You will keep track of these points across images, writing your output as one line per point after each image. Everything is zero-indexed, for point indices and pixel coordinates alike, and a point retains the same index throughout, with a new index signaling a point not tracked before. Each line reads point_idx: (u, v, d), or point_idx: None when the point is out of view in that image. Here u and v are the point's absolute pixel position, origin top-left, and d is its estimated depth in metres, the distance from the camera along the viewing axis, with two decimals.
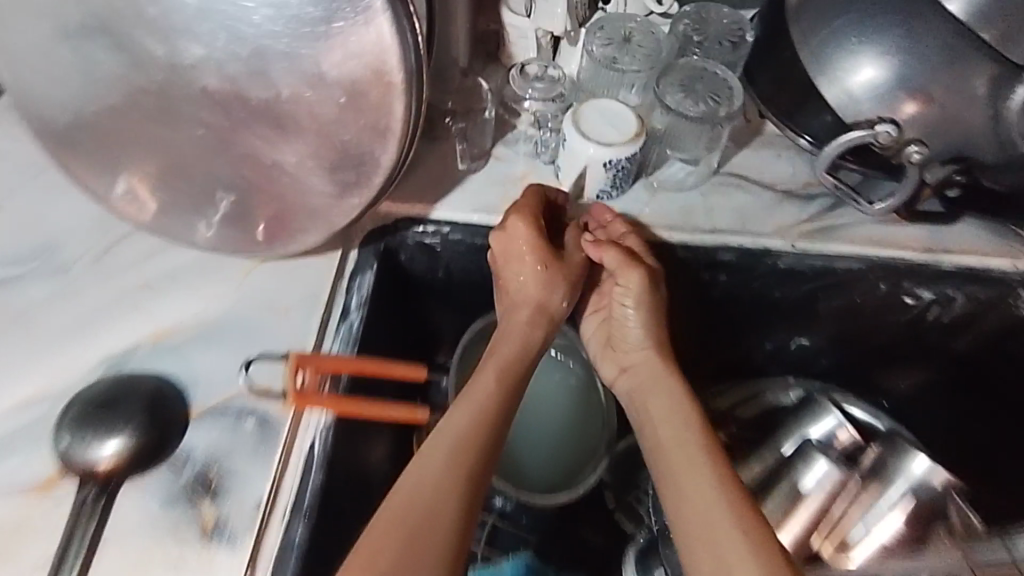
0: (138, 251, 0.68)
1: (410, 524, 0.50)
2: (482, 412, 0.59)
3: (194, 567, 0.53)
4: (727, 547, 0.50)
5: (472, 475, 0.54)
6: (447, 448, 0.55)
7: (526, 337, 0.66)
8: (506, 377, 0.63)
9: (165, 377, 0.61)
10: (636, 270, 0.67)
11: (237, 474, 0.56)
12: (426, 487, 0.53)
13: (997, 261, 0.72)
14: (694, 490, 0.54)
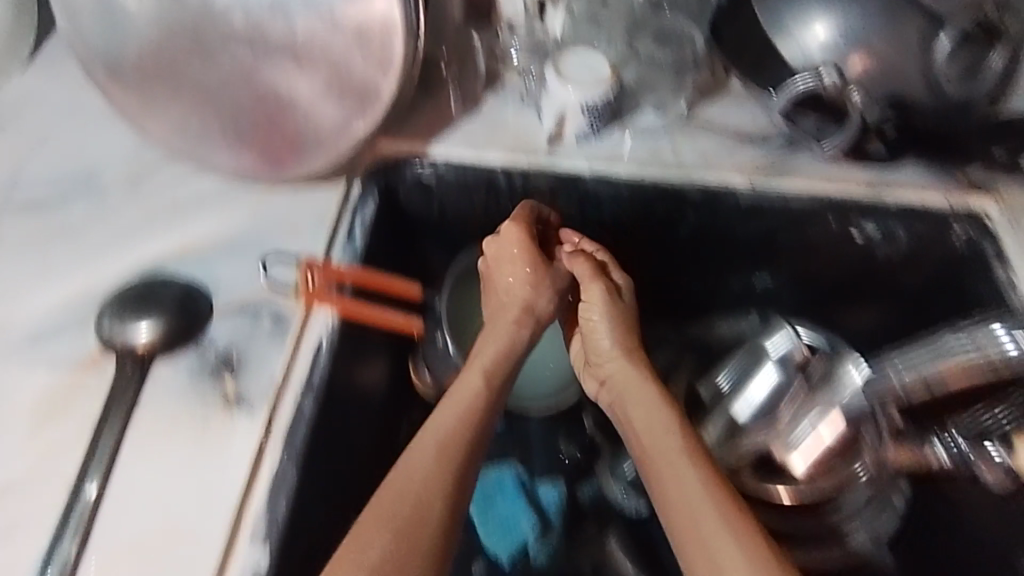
0: (168, 177, 0.77)
1: (402, 514, 0.55)
2: (468, 411, 0.65)
3: (218, 430, 0.61)
4: (704, 528, 0.54)
5: (458, 474, 0.60)
6: (434, 447, 0.61)
7: (508, 345, 0.73)
8: (489, 379, 0.69)
9: (191, 278, 0.69)
10: (602, 285, 0.76)
11: (255, 357, 0.65)
12: (415, 481, 0.58)
13: (934, 197, 0.79)
14: (679, 491, 0.57)
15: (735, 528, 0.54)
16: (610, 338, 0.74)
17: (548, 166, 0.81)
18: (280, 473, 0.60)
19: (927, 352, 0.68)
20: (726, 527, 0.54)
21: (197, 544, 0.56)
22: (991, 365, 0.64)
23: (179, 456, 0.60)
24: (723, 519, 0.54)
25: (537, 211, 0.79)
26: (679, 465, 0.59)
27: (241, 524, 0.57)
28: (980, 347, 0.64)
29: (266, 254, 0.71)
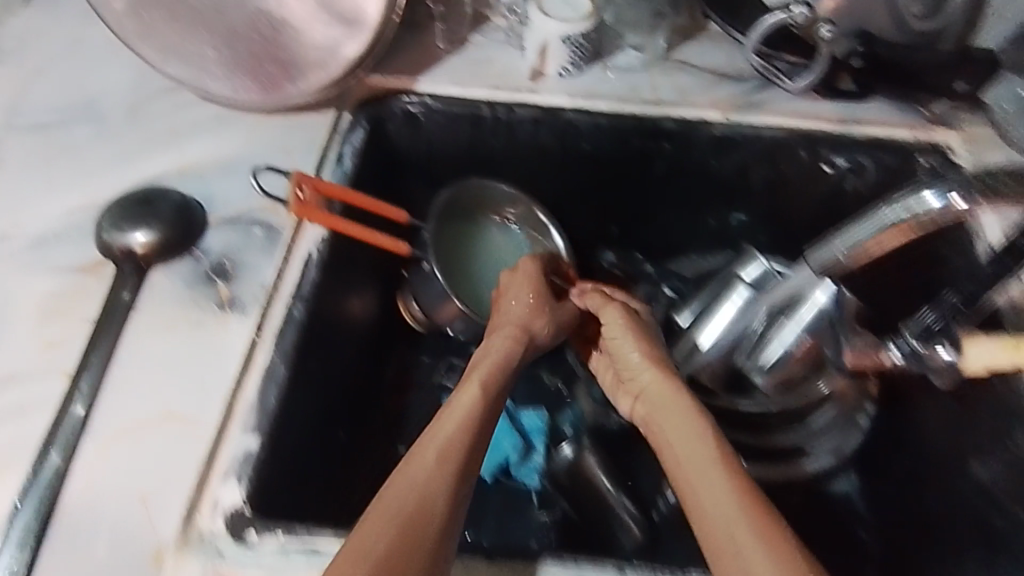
0: (164, 105, 0.80)
1: (403, 511, 0.52)
2: (470, 414, 0.62)
3: (213, 329, 0.65)
4: (734, 529, 0.51)
5: (458, 475, 0.57)
6: (434, 450, 0.57)
7: (507, 354, 0.71)
8: (489, 389, 0.66)
9: (188, 194, 0.73)
10: (615, 305, 0.77)
11: (248, 264, 0.69)
12: (417, 478, 0.55)
13: (900, 131, 0.82)
14: (710, 494, 0.54)
15: (767, 527, 0.51)
16: (625, 349, 0.73)
17: (529, 101, 0.84)
18: (271, 366, 0.63)
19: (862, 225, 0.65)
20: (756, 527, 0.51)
21: (191, 425, 0.60)
22: (922, 224, 0.61)
23: (175, 350, 0.64)
24: (753, 516, 0.52)
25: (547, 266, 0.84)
26: (703, 467, 0.56)
27: (233, 409, 0.61)
28: (908, 206, 0.60)
29: (259, 168, 0.74)
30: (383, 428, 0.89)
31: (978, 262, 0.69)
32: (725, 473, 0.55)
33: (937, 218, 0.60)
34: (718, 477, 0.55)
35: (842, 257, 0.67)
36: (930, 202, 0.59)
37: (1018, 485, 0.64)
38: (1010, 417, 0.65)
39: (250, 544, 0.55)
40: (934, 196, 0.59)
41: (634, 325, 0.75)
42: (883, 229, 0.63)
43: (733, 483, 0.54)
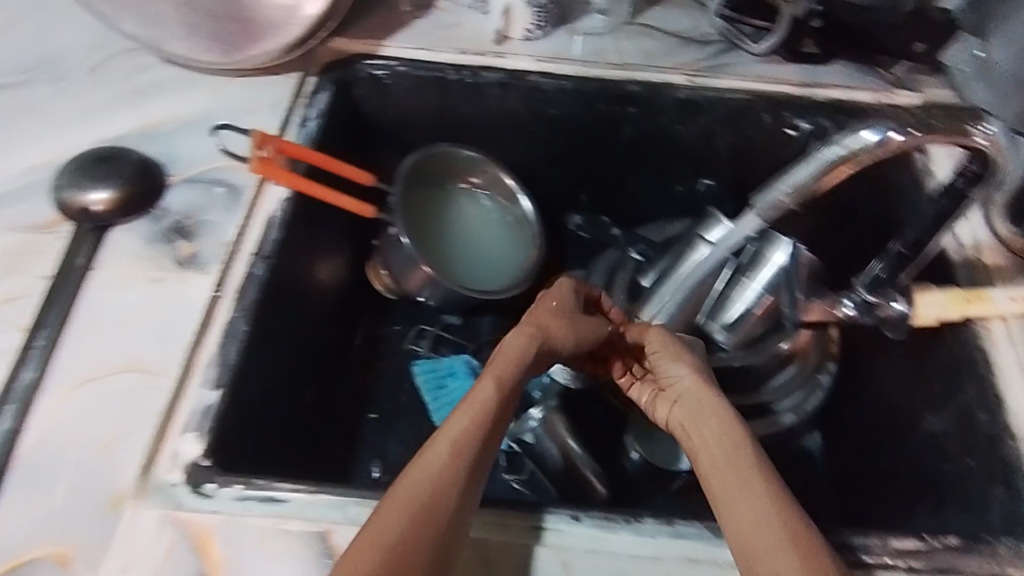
0: (126, 65, 0.79)
1: (415, 505, 0.50)
2: (485, 409, 0.58)
3: (174, 285, 0.65)
4: (773, 545, 0.49)
5: (472, 471, 0.54)
6: (447, 443, 0.54)
7: (524, 357, 0.65)
8: (504, 386, 0.61)
9: (149, 153, 0.72)
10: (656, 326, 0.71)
11: (210, 221, 0.69)
12: (431, 473, 0.52)
13: (860, 94, 0.82)
14: (748, 506, 0.51)
15: (804, 546, 0.48)
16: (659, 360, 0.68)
17: (496, 64, 0.84)
18: (232, 322, 0.64)
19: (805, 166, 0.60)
20: (791, 544, 0.49)
21: (152, 378, 0.60)
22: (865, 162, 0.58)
23: (136, 306, 0.64)
24: (792, 531, 0.49)
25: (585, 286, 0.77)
26: (743, 476, 0.54)
27: (193, 362, 0.61)
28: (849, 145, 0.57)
29: (220, 126, 0.74)
30: (352, 392, 0.89)
31: (926, 194, 0.74)
32: (765, 485, 0.53)
33: (871, 157, 0.58)
34: (759, 489, 0.52)
35: (789, 199, 0.61)
36: (870, 138, 0.57)
37: (965, 433, 0.65)
38: (960, 369, 0.67)
39: (208, 492, 0.56)
40: (872, 131, 0.57)
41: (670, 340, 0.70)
42: (825, 168, 0.59)
43: (774, 496, 0.52)
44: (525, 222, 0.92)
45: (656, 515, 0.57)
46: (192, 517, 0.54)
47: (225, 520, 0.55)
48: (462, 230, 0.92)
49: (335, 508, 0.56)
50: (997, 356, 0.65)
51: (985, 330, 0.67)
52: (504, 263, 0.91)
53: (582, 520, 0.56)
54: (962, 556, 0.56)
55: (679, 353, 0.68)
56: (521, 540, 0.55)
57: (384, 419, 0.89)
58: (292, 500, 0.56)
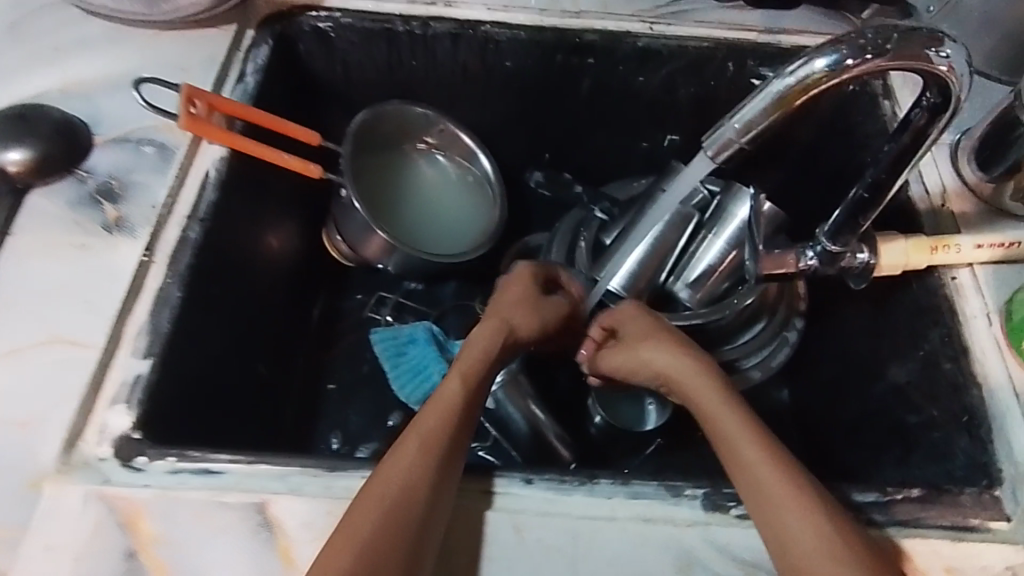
0: (48, 21, 0.74)
1: (389, 502, 0.47)
2: (452, 406, 0.54)
3: (99, 251, 0.61)
4: (775, 503, 0.49)
5: (444, 463, 0.50)
6: (416, 437, 0.51)
7: (489, 354, 0.61)
8: (473, 378, 0.57)
9: (73, 114, 0.68)
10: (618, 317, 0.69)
11: (137, 184, 0.65)
12: (402, 470, 0.49)
13: (827, 40, 0.79)
14: (758, 482, 0.51)
15: (805, 503, 0.49)
16: (634, 337, 0.66)
17: (446, 14, 0.80)
18: (164, 289, 0.60)
19: (753, 98, 0.52)
20: (792, 502, 0.49)
21: (76, 348, 0.57)
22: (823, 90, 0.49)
23: (59, 273, 0.60)
24: (793, 488, 0.50)
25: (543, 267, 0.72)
26: (738, 441, 0.53)
27: (122, 331, 0.58)
28: (795, 73, 0.49)
29: (142, 80, 0.70)
30: (308, 364, 0.85)
31: (886, 122, 0.73)
32: (761, 446, 0.52)
33: (829, 86, 0.49)
34: (755, 452, 0.52)
35: (739, 138, 0.53)
36: (820, 65, 0.48)
37: (931, 383, 0.63)
38: (925, 317, 0.65)
39: (138, 466, 0.53)
40: (822, 56, 0.48)
41: (638, 318, 0.67)
42: (777, 100, 0.50)
43: (771, 456, 0.52)
44: (485, 182, 0.89)
45: (612, 477, 0.55)
46: (121, 493, 0.51)
47: (156, 494, 0.51)
48: (420, 194, 0.88)
49: (275, 478, 0.53)
50: (963, 305, 0.63)
51: (951, 279, 0.64)
52: (466, 225, 0.88)
53: (535, 484, 0.54)
54: (926, 508, 0.54)
55: (651, 326, 0.66)
56: (471, 505, 0.53)
57: (344, 390, 0.85)
58: (229, 472, 0.53)
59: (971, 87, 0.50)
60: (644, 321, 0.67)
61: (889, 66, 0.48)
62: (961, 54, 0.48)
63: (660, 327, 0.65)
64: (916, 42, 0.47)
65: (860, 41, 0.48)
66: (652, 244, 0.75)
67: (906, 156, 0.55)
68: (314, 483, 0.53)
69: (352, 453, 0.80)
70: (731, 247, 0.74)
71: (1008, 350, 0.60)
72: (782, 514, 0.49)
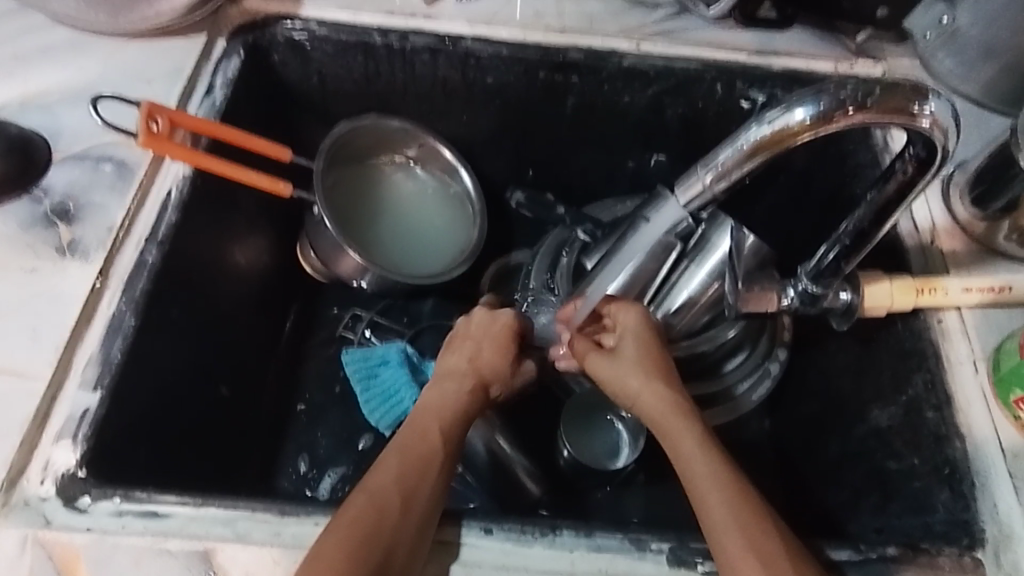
0: (12, 27, 0.71)
1: (360, 548, 0.47)
2: (433, 454, 0.54)
3: (51, 276, 0.59)
4: (724, 541, 0.49)
5: (417, 512, 0.50)
6: (392, 481, 0.51)
7: (471, 402, 0.61)
8: (452, 430, 0.58)
9: (32, 128, 0.66)
10: (630, 319, 0.64)
11: (95, 203, 0.62)
12: (382, 523, 0.48)
13: (820, 64, 0.76)
14: (727, 529, 0.49)
15: (773, 554, 0.48)
16: (632, 352, 0.62)
17: (426, 27, 0.77)
18: (116, 316, 0.58)
19: (724, 145, 0.50)
20: (753, 539, 0.48)
21: (20, 379, 0.54)
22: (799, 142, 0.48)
23: (9, 297, 0.58)
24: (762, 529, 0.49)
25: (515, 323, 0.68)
26: (701, 477, 0.52)
27: (71, 360, 0.56)
28: (773, 122, 0.47)
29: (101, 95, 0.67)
30: (280, 380, 0.82)
31: (880, 164, 0.70)
32: (723, 485, 0.52)
33: (804, 138, 0.47)
34: (715, 489, 0.51)
35: (711, 185, 0.51)
36: (798, 115, 0.46)
37: (913, 431, 0.61)
38: (909, 361, 0.63)
39: (81, 508, 0.51)
40: (800, 106, 0.46)
41: (629, 327, 0.64)
42: (751, 151, 0.48)
43: (733, 492, 0.51)
44: (467, 198, 0.86)
45: (575, 527, 0.53)
46: (60, 537, 0.49)
47: (96, 539, 0.49)
48: (399, 211, 0.85)
49: (223, 523, 0.51)
50: (950, 350, 0.61)
51: (938, 322, 0.62)
52: (445, 243, 0.85)
53: (493, 533, 0.52)
54: (899, 568, 0.52)
55: (641, 342, 0.62)
56: (441, 558, 0.51)
57: (313, 411, 0.82)
58: (174, 516, 0.51)
59: (959, 137, 0.48)
60: (646, 341, 0.62)
61: (872, 120, 0.46)
62: (946, 107, 0.46)
63: (658, 353, 0.62)
64: (900, 95, 0.46)
65: (841, 92, 0.46)
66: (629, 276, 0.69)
67: (890, 206, 0.53)
68: (262, 529, 0.51)
69: (320, 478, 0.78)
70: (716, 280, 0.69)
71: (995, 402, 0.58)
72: (729, 552, 0.49)
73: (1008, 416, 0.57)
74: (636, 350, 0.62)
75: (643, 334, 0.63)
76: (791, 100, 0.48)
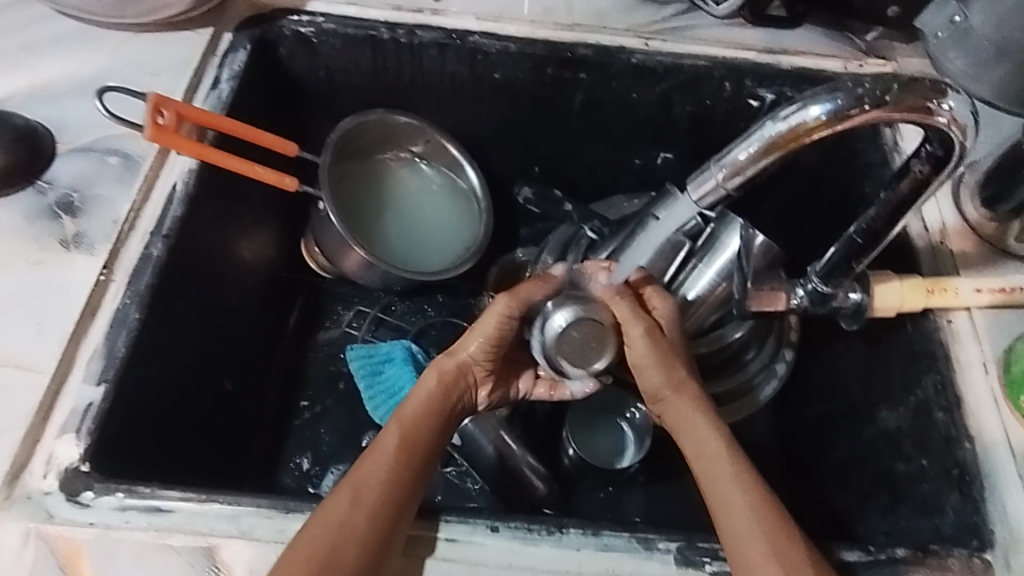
0: (18, 19, 0.71)
1: (319, 559, 0.46)
2: (389, 454, 0.53)
3: (55, 269, 0.58)
4: (746, 544, 0.49)
5: (375, 514, 0.49)
6: (347, 488, 0.50)
7: (433, 392, 0.58)
8: (408, 424, 0.55)
9: (37, 120, 0.65)
10: (668, 306, 0.62)
11: (100, 196, 0.62)
12: (333, 526, 0.48)
13: (830, 62, 0.76)
14: (745, 531, 0.50)
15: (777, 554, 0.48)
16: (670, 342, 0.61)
17: (434, 23, 0.76)
18: (121, 310, 0.57)
19: (738, 140, 0.49)
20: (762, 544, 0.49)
21: (24, 372, 0.54)
22: (815, 138, 0.47)
23: (13, 290, 0.57)
24: (755, 531, 0.50)
25: (514, 306, 0.60)
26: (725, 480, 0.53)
27: (75, 355, 0.55)
28: (789, 118, 0.46)
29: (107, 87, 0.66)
30: (284, 377, 0.82)
31: (891, 167, 0.70)
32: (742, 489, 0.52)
33: (820, 135, 0.47)
34: (736, 494, 0.52)
35: (724, 182, 0.50)
36: (814, 112, 0.46)
37: (923, 433, 0.61)
38: (919, 363, 0.62)
39: (84, 502, 0.50)
40: (816, 103, 0.46)
41: (668, 316, 0.62)
42: (766, 147, 0.48)
43: (748, 495, 0.52)
44: (473, 195, 0.86)
45: (582, 526, 0.52)
46: (63, 531, 0.49)
47: (99, 534, 0.49)
48: (404, 206, 0.85)
49: (227, 518, 0.50)
50: (960, 352, 0.60)
51: (947, 322, 0.61)
52: (450, 239, 0.84)
53: (500, 532, 0.51)
54: (909, 570, 0.52)
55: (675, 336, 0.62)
56: (419, 551, 0.51)
57: (317, 407, 0.82)
58: (178, 511, 0.50)
59: (976, 136, 0.47)
60: (677, 336, 0.62)
61: (888, 117, 0.46)
62: (965, 104, 0.46)
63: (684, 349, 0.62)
64: (917, 93, 0.45)
65: (858, 89, 0.45)
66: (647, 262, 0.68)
67: (904, 205, 0.53)
68: (266, 525, 0.50)
69: (323, 475, 0.78)
70: (724, 281, 0.68)
71: (1005, 405, 0.58)
72: (747, 553, 0.49)
73: (1019, 418, 0.57)
74: (673, 344, 0.61)
75: (676, 329, 0.62)
76: (805, 97, 0.48)
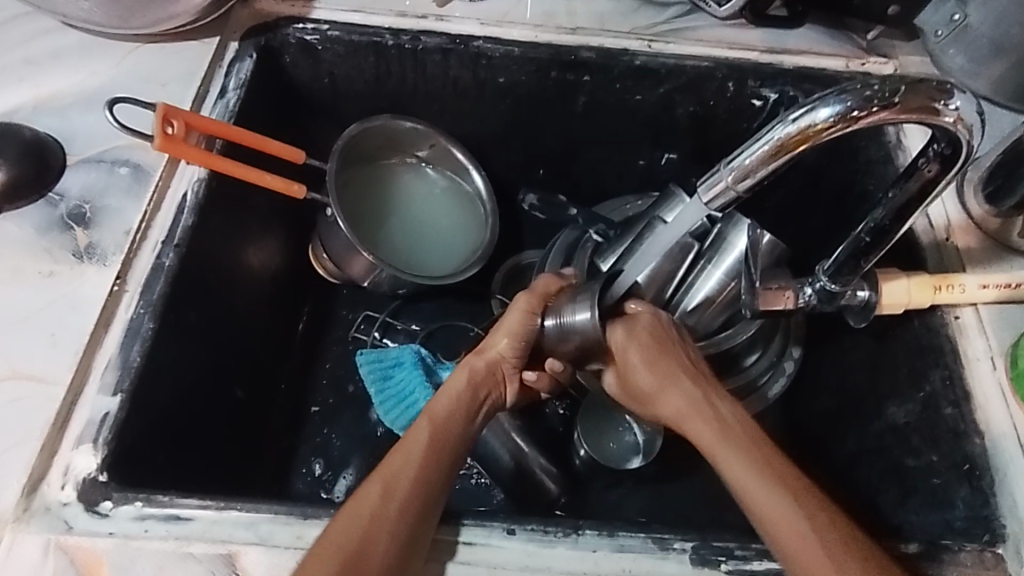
0: (24, 32, 0.71)
1: (352, 544, 0.47)
2: (422, 448, 0.55)
3: (68, 280, 0.59)
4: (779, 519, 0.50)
5: (408, 505, 0.50)
6: (378, 481, 0.52)
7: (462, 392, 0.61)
8: (439, 421, 0.58)
9: (46, 133, 0.66)
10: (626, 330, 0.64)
11: (111, 206, 0.62)
12: (363, 515, 0.49)
13: (831, 61, 0.77)
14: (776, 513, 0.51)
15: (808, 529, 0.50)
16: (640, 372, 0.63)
17: (437, 29, 0.76)
18: (135, 320, 0.58)
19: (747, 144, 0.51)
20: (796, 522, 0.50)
21: (39, 384, 0.54)
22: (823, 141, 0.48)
23: (27, 302, 0.58)
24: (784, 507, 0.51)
25: (536, 304, 0.64)
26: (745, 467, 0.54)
27: (89, 366, 0.56)
28: (797, 121, 0.47)
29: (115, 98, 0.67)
30: (294, 383, 0.82)
31: (896, 171, 0.70)
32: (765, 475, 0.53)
33: (829, 137, 0.47)
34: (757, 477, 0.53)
35: (733, 184, 0.51)
36: (823, 114, 0.46)
37: (931, 427, 0.61)
38: (926, 358, 0.62)
39: (103, 512, 0.50)
40: (825, 105, 0.46)
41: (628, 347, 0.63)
42: (774, 149, 0.49)
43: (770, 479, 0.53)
44: (478, 198, 0.86)
45: (597, 526, 0.53)
46: (81, 542, 0.49)
47: (119, 543, 0.49)
48: (410, 211, 0.85)
49: (246, 526, 0.51)
50: (966, 346, 0.61)
51: (955, 319, 0.62)
52: (457, 243, 0.85)
53: (515, 534, 0.52)
54: (922, 564, 0.52)
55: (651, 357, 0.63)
56: (439, 556, 0.51)
57: (327, 412, 0.82)
58: (197, 520, 0.51)
59: (982, 134, 0.48)
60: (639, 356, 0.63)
61: (895, 118, 0.46)
62: (971, 103, 0.46)
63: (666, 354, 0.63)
64: (924, 94, 0.46)
65: (866, 91, 0.46)
66: (650, 272, 0.66)
67: (912, 204, 0.53)
68: (285, 532, 0.51)
69: (335, 479, 0.78)
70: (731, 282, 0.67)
71: (1012, 398, 0.58)
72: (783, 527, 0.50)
73: None
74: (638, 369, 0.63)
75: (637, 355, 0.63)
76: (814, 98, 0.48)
